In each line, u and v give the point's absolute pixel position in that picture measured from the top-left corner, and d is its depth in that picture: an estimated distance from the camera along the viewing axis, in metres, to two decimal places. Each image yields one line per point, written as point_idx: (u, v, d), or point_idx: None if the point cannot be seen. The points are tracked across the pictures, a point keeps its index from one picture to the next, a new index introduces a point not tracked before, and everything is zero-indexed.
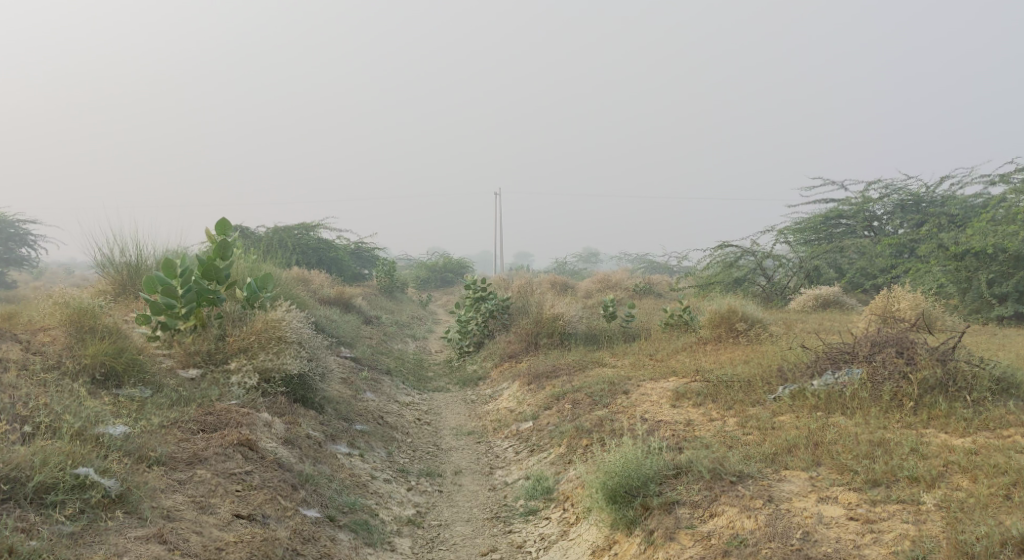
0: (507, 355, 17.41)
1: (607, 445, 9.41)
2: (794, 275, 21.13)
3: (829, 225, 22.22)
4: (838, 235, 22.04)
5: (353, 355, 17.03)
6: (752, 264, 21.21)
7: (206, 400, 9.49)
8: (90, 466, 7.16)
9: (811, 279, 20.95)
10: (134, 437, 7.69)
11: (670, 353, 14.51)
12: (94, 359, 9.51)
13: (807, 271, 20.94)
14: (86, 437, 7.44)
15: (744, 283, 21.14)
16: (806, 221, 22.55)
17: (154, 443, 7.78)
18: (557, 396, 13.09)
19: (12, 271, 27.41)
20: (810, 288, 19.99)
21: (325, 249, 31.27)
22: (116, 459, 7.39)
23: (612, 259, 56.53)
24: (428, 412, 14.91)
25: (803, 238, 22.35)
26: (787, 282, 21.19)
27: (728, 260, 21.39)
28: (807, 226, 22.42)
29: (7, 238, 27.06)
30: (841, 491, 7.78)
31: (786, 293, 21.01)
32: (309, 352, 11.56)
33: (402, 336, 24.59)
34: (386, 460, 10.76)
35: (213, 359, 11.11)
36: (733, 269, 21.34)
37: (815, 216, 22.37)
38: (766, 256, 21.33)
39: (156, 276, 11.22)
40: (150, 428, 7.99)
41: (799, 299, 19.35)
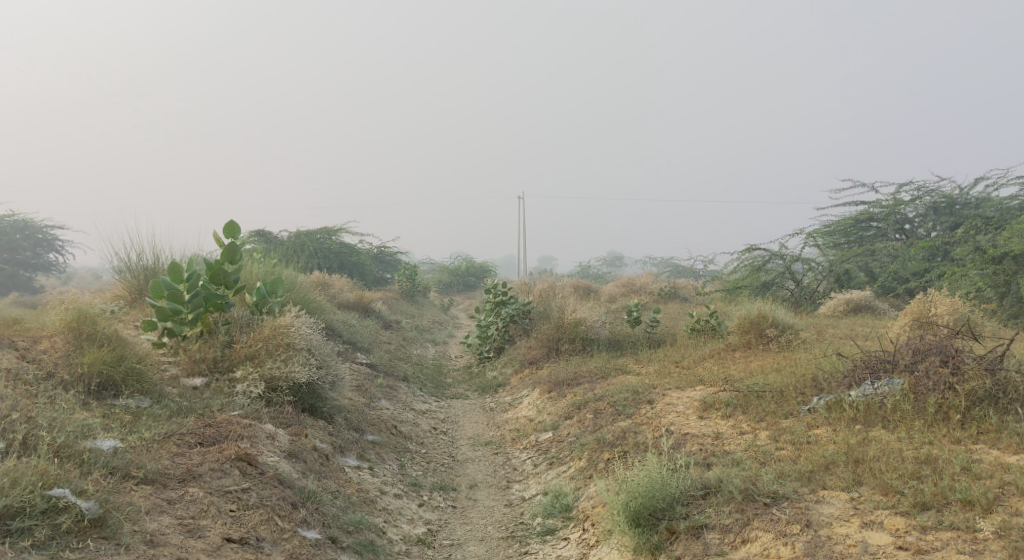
0: (527, 361, 16.88)
1: (632, 461, 8.85)
2: (825, 279, 20.46)
3: (859, 228, 21.52)
4: (869, 239, 21.32)
5: (370, 362, 16.57)
6: (781, 268, 20.67)
7: (208, 411, 9.02)
8: (66, 487, 6.71)
9: (842, 283, 20.16)
10: (122, 453, 7.24)
11: (696, 360, 13.95)
12: (90, 368, 9.06)
13: (837, 274, 20.15)
14: (66, 455, 6.98)
15: (772, 287, 20.57)
16: (835, 224, 21.82)
17: (146, 459, 7.33)
18: (579, 405, 12.54)
19: (41, 276, 27.27)
20: (840, 292, 19.31)
21: (347, 253, 30.89)
22: (99, 478, 6.94)
23: (636, 262, 55.88)
24: (445, 421, 14.43)
25: (833, 241, 21.66)
26: (816, 286, 20.48)
27: (756, 264, 20.88)
28: (836, 229, 21.73)
29: (35, 244, 26.92)
30: (886, 515, 7.20)
31: (817, 298, 20.35)
32: (319, 360, 11.01)
33: (422, 341, 24.12)
34: (398, 473, 10.26)
35: (219, 367, 10.65)
36: (761, 273, 20.82)
37: (845, 218, 21.65)
38: (795, 260, 20.72)
39: (161, 281, 10.79)
40: (142, 443, 7.53)
41: (830, 303, 18.68)
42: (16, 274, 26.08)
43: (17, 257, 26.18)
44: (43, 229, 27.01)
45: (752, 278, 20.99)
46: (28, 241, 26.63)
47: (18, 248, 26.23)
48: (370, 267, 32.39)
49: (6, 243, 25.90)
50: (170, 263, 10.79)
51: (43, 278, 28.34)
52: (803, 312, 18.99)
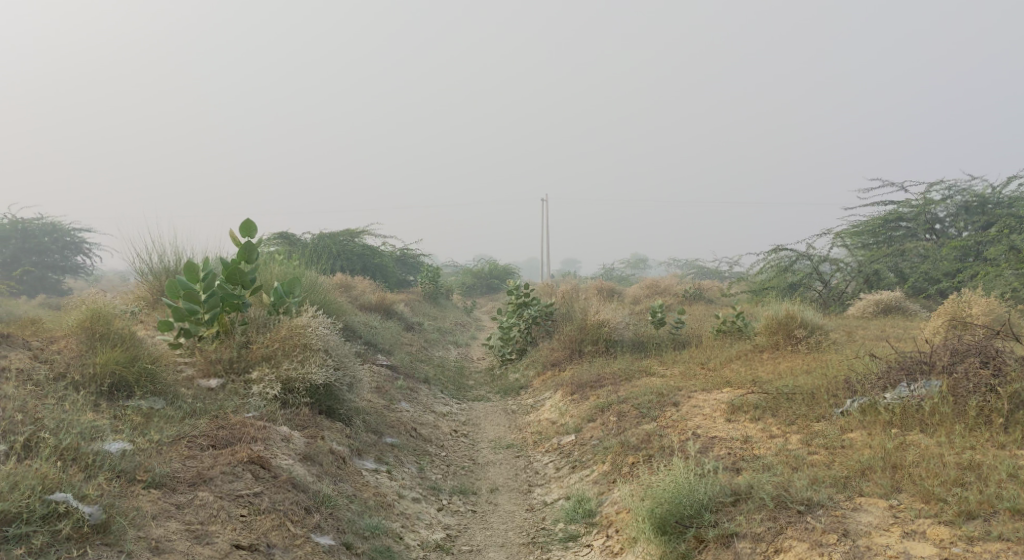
0: (549, 363, 16.58)
1: (658, 466, 8.55)
2: (854, 279, 20.04)
3: (888, 228, 21.03)
4: (898, 239, 20.86)
5: (390, 363, 16.33)
6: (809, 269, 20.31)
7: (222, 412, 8.80)
8: (70, 492, 6.52)
9: (871, 284, 19.75)
10: (132, 456, 7.04)
11: (723, 362, 13.62)
12: (103, 368, 8.87)
13: (866, 275, 19.77)
14: (71, 458, 6.79)
15: (800, 288, 20.25)
16: (862, 224, 21.34)
17: (157, 462, 7.13)
18: (602, 408, 12.24)
19: (68, 279, 27.29)
20: (870, 293, 18.89)
21: (370, 255, 30.72)
22: (106, 483, 6.75)
23: (661, 264, 55.44)
24: (466, 423, 14.16)
25: (862, 241, 21.22)
26: (844, 287, 20.08)
27: (783, 265, 20.58)
28: (864, 228, 21.23)
29: (64, 246, 26.92)
30: (928, 524, 6.88)
31: (846, 299, 19.92)
32: (336, 360, 10.69)
33: (444, 342, 23.89)
34: (416, 477, 10.01)
35: (236, 368, 10.45)
36: (789, 274, 20.51)
37: (874, 218, 21.20)
38: (823, 260, 20.36)
39: (178, 281, 10.60)
40: (152, 445, 7.33)
41: (859, 304, 18.26)
42: (45, 277, 26.07)
43: (46, 260, 26.16)
44: (72, 232, 26.99)
45: (779, 279, 20.60)
46: (57, 244, 26.61)
47: (48, 251, 26.21)
48: (393, 268, 32.20)
49: (36, 246, 25.88)
50: (185, 263, 10.60)
51: (70, 281, 28.35)
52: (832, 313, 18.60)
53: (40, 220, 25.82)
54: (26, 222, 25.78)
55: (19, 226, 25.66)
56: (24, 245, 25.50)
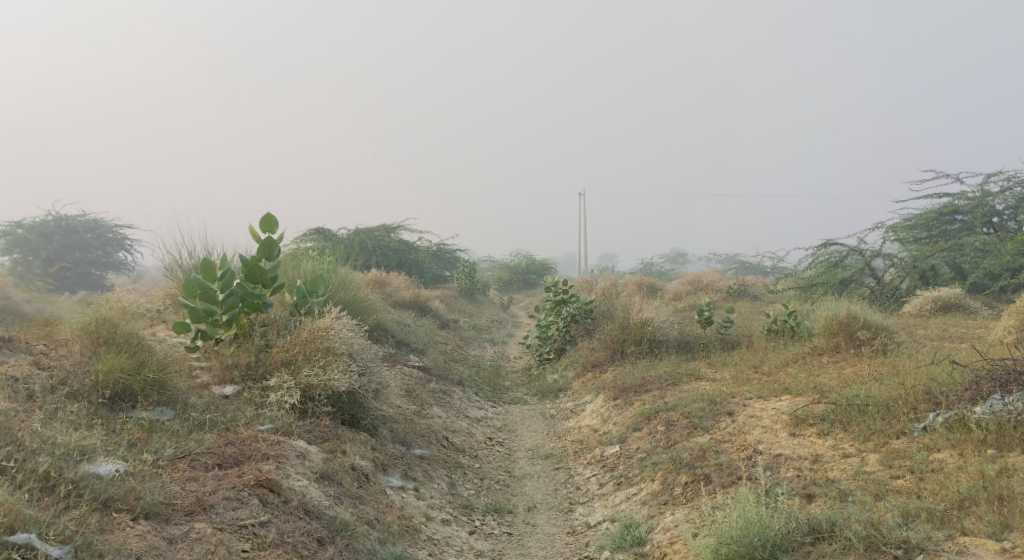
0: (589, 364, 15.68)
1: (719, 492, 7.70)
2: (908, 275, 18.81)
3: (943, 221, 19.66)
4: (954, 233, 19.48)
5: (423, 365, 15.50)
6: (860, 264, 19.17)
7: (233, 424, 8.00)
8: (33, 532, 5.77)
9: (927, 281, 18.50)
10: (120, 480, 6.29)
11: (778, 366, 12.75)
12: (107, 377, 8.07)
13: (922, 271, 18.46)
14: (50, 490, 6.09)
15: (850, 285, 19.15)
16: (916, 217, 20.02)
17: (151, 487, 6.37)
18: (648, 415, 11.36)
19: (110, 275, 26.81)
20: (927, 290, 17.70)
21: (406, 250, 29.98)
22: (84, 518, 5.99)
23: (702, 258, 54.17)
24: (502, 429, 13.33)
25: (915, 236, 19.89)
26: (900, 283, 18.87)
27: (832, 260, 19.34)
28: (917, 222, 19.94)
29: (105, 242, 26.46)
30: None
31: (899, 296, 18.76)
32: (362, 366, 9.81)
33: (480, 341, 23.06)
34: (447, 494, 9.18)
35: (254, 374, 9.66)
36: (839, 269, 19.30)
37: (928, 210, 19.85)
38: (876, 255, 19.29)
39: (193, 279, 9.86)
40: (148, 468, 6.57)
41: (915, 301, 17.16)
42: (87, 274, 25.64)
43: (88, 256, 25.72)
44: (113, 227, 26.48)
45: (829, 275, 19.50)
46: (98, 241, 26.12)
47: (89, 248, 25.73)
48: (429, 264, 31.42)
49: (78, 243, 25.40)
50: (202, 260, 9.85)
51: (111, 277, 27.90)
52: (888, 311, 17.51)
53: (82, 216, 25.30)
54: (67, 218, 25.29)
55: (63, 221, 25.16)
56: (67, 242, 25.00)
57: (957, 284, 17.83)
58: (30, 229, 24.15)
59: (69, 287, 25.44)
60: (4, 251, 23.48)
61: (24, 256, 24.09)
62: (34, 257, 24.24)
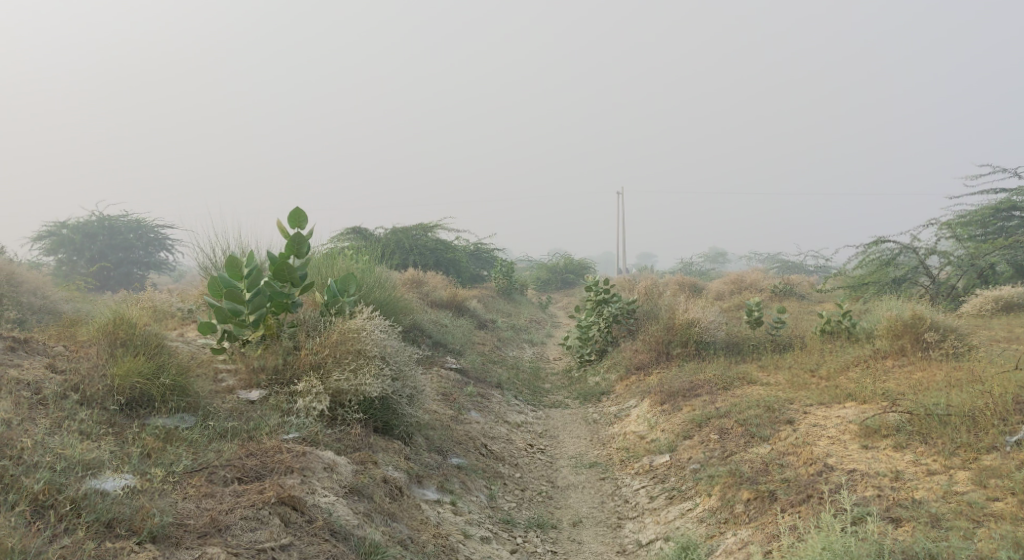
0: (633, 367, 14.97)
1: (787, 514, 7.10)
2: (965, 274, 17.61)
3: (1001, 218, 18.46)
4: (1013, 230, 18.26)
5: (460, 367, 14.87)
6: (914, 263, 18.20)
7: (257, 433, 7.38)
8: None
9: (986, 280, 17.26)
10: (123, 499, 5.78)
11: (837, 370, 12.08)
12: (124, 381, 7.41)
13: (980, 270, 17.20)
14: (48, 512, 5.62)
15: (904, 284, 18.17)
16: (970, 213, 18.77)
17: (161, 505, 5.84)
18: (699, 422, 10.65)
19: (151, 275, 26.47)
20: (988, 289, 16.65)
21: (443, 249, 29.38)
22: (79, 544, 5.50)
23: (743, 258, 53.07)
24: (543, 435, 12.67)
25: (971, 234, 18.57)
26: (956, 282, 17.70)
27: (884, 259, 18.42)
28: (972, 219, 18.68)
29: (148, 243, 26.11)
30: None
31: (956, 297, 17.60)
32: (395, 369, 9.16)
33: (519, 342, 22.41)
34: (486, 508, 8.56)
35: (281, 377, 9.06)
36: (891, 268, 18.39)
37: (982, 207, 18.68)
38: (930, 252, 18.16)
39: (219, 277, 9.29)
40: (159, 483, 6.03)
41: (974, 301, 16.17)
42: (130, 274, 25.32)
43: (133, 256, 25.42)
44: (157, 226, 26.12)
45: (880, 273, 18.57)
46: (141, 241, 25.78)
47: (133, 248, 25.45)
48: (466, 263, 30.80)
49: (121, 243, 25.13)
50: (227, 257, 9.28)
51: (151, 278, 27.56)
52: (947, 310, 16.57)
53: (125, 216, 24.98)
54: (111, 218, 25.01)
55: (106, 222, 24.80)
56: (111, 242, 24.75)
57: (1021, 282, 16.65)
58: (74, 229, 23.99)
59: (112, 287, 25.28)
60: (49, 250, 23.57)
61: (69, 256, 24.02)
62: (78, 256, 24.22)
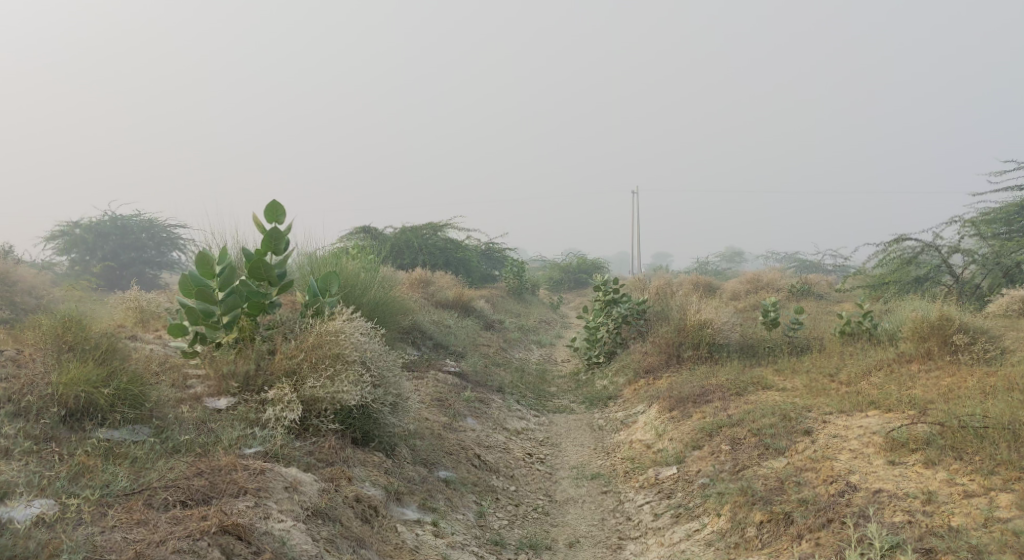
0: (642, 370, 14.18)
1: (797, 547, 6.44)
2: (989, 273, 16.39)
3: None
4: None
5: (460, 370, 14.09)
6: (936, 261, 17.25)
7: (213, 448, 6.56)
8: None
9: (1012, 279, 16.01)
10: (28, 532, 5.31)
11: (860, 374, 11.29)
12: (67, 391, 6.55)
13: (1004, 269, 16.00)
14: None
15: (926, 284, 17.27)
16: (993, 210, 17.23)
17: (77, 538, 5.40)
18: (710, 431, 9.86)
19: (164, 276, 25.78)
20: (1014, 287, 15.59)
21: (453, 249, 28.63)
22: None
23: (760, 258, 52.14)
24: (544, 443, 11.92)
25: (994, 231, 16.97)
26: (981, 282, 16.55)
27: (905, 257, 17.52)
28: (995, 215, 17.12)
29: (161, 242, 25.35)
30: None
31: (981, 297, 16.43)
32: (376, 375, 8.22)
33: (527, 343, 21.64)
34: (473, 528, 7.79)
35: (252, 386, 8.01)
36: (912, 266, 17.48)
37: (1007, 204, 17.12)
38: (953, 251, 17.03)
39: (189, 276, 8.35)
40: (78, 511, 5.56)
41: (999, 301, 15.25)
42: (143, 274, 24.65)
43: (145, 257, 24.76)
44: (170, 226, 25.43)
45: (901, 273, 17.65)
46: (154, 240, 25.04)
47: (146, 249, 24.79)
48: (476, 263, 30.07)
49: (133, 244, 24.51)
50: (197, 253, 8.33)
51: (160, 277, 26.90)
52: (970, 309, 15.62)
53: (137, 215, 24.33)
54: (123, 217, 24.36)
55: (117, 221, 24.14)
56: (122, 241, 24.12)
57: None
58: (86, 228, 23.39)
59: (123, 287, 24.68)
60: (60, 250, 23.01)
61: (81, 256, 23.42)
62: (90, 256, 23.65)
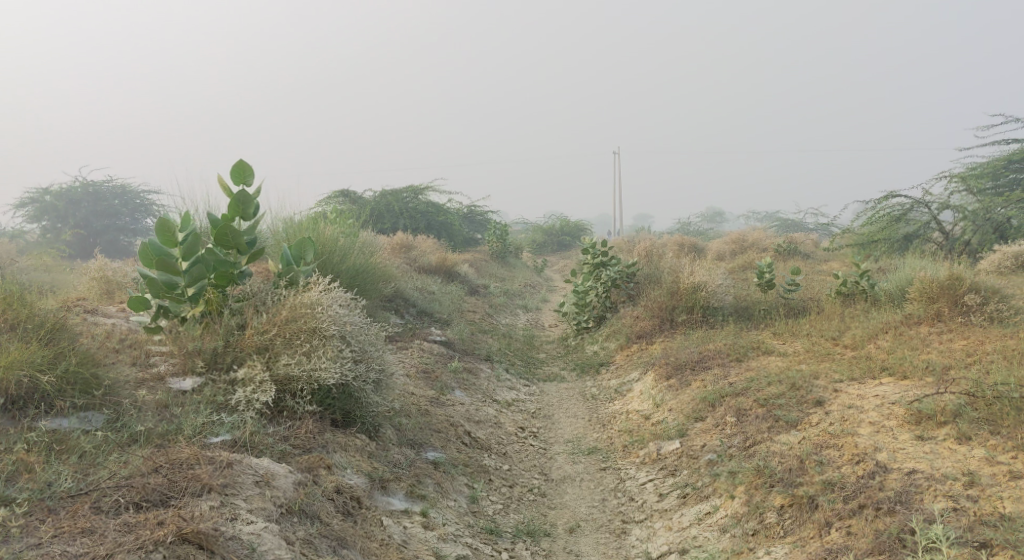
0: (634, 335, 13.54)
1: (824, 537, 6.28)
2: (979, 230, 15.19)
3: (1013, 170, 15.73)
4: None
5: (445, 339, 13.42)
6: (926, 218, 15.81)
7: (173, 439, 5.89)
8: None
9: (1005, 236, 14.80)
10: None
11: (866, 338, 10.70)
12: (7, 378, 5.83)
13: (995, 225, 14.81)
14: None
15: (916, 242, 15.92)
16: (979, 164, 16.01)
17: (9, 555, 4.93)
18: (712, 402, 9.24)
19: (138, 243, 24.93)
20: (1009, 243, 14.22)
21: (435, 213, 27.87)
22: None
23: (742, 220, 51.64)
24: (536, 415, 11.30)
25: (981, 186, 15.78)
26: (971, 239, 15.35)
27: (894, 215, 16.07)
28: (981, 170, 15.92)
29: (135, 209, 24.50)
30: None
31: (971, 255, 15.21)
32: (357, 350, 7.53)
33: (513, 308, 21.01)
34: (466, 516, 7.18)
35: (219, 364, 7.26)
36: (902, 224, 16.06)
37: (994, 156, 15.92)
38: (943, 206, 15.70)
39: (149, 244, 7.61)
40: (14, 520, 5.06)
41: (990, 257, 13.85)
42: (118, 242, 23.76)
43: (120, 224, 23.87)
44: (144, 192, 24.52)
45: (891, 230, 16.19)
46: (128, 207, 24.12)
47: (120, 216, 23.91)
48: (458, 227, 29.32)
49: (107, 211, 23.64)
50: (156, 220, 7.61)
51: None
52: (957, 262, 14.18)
53: (110, 181, 23.46)
54: (95, 183, 23.48)
55: (90, 188, 23.28)
56: (96, 209, 23.24)
57: None
58: (57, 195, 22.55)
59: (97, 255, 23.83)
60: (31, 217, 22.15)
61: (53, 224, 22.58)
62: (62, 224, 22.78)
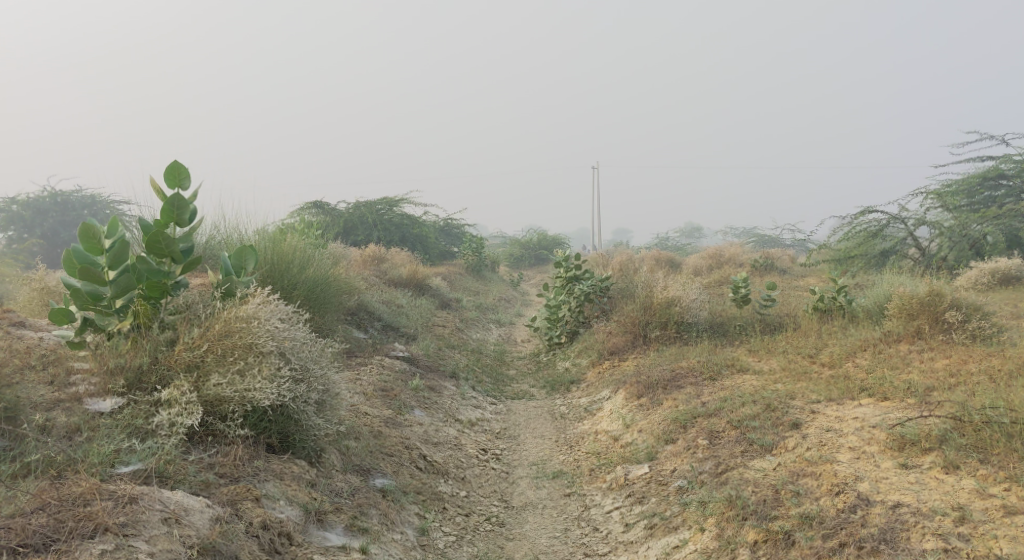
0: (606, 351, 13.00)
1: None
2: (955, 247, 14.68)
3: (988, 188, 15.32)
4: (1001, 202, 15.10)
5: (409, 354, 12.79)
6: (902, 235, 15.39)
7: (71, 471, 5.78)
8: None
9: (980, 253, 14.30)
10: None
11: (844, 356, 10.21)
12: None
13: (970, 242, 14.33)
14: None
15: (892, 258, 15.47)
16: (954, 183, 15.59)
17: None
18: (684, 423, 8.69)
19: None
20: (987, 259, 13.77)
21: (409, 225, 27.25)
22: None
23: (721, 235, 51.30)
24: (501, 435, 10.73)
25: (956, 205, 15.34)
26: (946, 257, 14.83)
27: (870, 230, 15.67)
28: (956, 188, 15.49)
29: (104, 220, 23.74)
30: None
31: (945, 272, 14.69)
32: (298, 368, 6.93)
33: (486, 323, 20.39)
34: (412, 551, 6.64)
35: (143, 384, 6.65)
36: (878, 240, 15.64)
37: (970, 173, 15.51)
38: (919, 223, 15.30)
39: (72, 251, 6.93)
40: None
41: (967, 273, 13.39)
42: None
43: None
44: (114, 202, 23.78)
45: (867, 246, 15.77)
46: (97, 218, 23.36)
47: None
48: (433, 239, 28.70)
49: (76, 222, 22.86)
50: (80, 224, 6.92)
51: None
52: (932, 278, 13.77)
53: (79, 191, 22.71)
54: (63, 193, 22.74)
55: (58, 198, 22.54)
56: (64, 220, 22.47)
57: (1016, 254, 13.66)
58: (24, 205, 21.81)
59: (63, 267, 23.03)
60: None
61: (18, 234, 21.82)
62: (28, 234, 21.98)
